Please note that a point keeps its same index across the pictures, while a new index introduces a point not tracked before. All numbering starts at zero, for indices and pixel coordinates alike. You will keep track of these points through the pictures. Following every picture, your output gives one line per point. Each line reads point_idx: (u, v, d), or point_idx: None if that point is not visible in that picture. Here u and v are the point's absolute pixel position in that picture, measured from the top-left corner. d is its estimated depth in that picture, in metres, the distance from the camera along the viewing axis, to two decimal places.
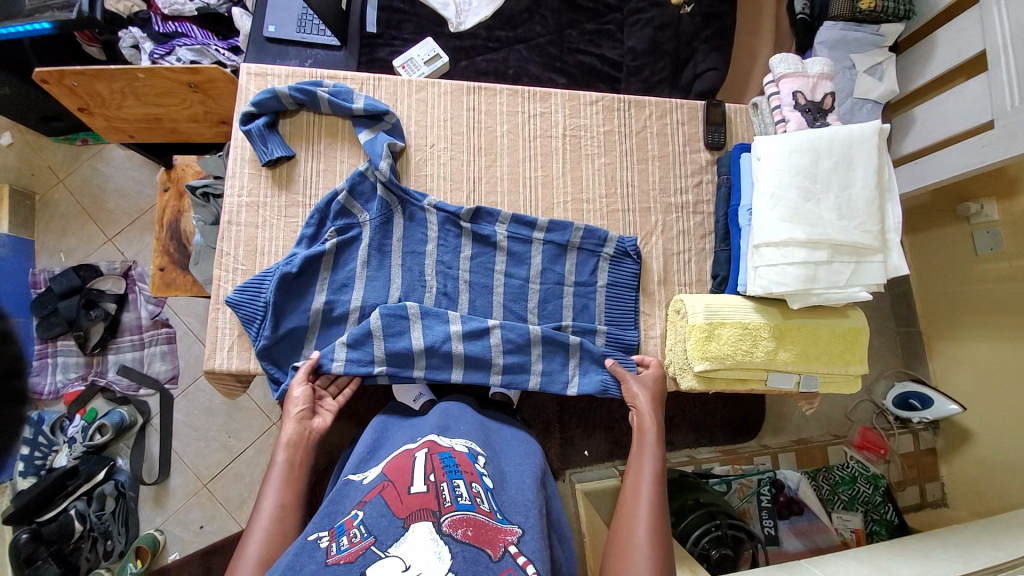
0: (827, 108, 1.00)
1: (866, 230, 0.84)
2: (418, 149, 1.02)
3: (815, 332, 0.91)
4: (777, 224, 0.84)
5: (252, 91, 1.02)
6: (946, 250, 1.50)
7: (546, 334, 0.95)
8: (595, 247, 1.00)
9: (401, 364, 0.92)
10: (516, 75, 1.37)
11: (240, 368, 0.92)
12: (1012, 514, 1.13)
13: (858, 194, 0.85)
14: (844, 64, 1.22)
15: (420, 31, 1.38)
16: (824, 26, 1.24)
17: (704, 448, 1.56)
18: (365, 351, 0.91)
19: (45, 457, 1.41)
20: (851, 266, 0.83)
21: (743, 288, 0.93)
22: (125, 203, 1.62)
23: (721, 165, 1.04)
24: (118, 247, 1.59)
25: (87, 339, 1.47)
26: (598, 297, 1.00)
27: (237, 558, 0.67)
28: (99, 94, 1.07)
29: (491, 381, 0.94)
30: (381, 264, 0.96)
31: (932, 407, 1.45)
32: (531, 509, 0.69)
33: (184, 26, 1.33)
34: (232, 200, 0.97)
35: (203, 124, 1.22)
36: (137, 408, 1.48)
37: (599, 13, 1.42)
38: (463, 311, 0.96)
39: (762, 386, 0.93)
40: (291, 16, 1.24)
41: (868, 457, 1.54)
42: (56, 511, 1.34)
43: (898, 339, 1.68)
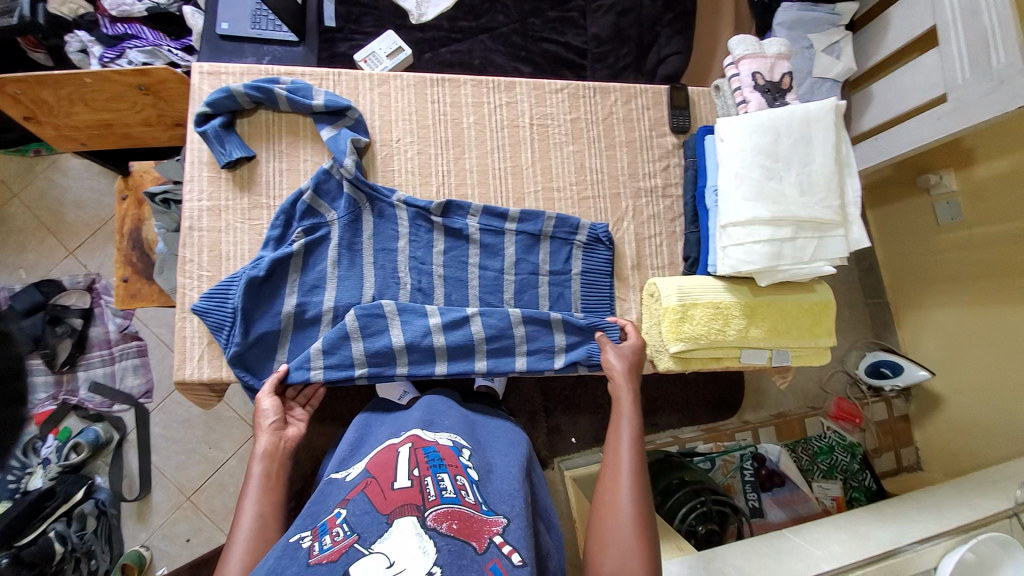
0: (785, 88, 1.01)
1: (827, 205, 0.86)
2: (384, 145, 1.01)
3: (784, 308, 0.93)
4: (741, 204, 0.85)
5: (207, 91, 0.99)
6: (910, 222, 1.55)
7: (522, 323, 0.96)
8: (568, 235, 1.01)
9: (380, 363, 0.91)
10: (482, 66, 1.36)
11: (212, 377, 0.90)
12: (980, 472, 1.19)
13: (819, 171, 0.87)
14: (802, 44, 1.24)
15: (381, 24, 1.35)
16: (781, 6, 1.28)
17: (687, 428, 1.60)
18: (343, 353, 0.90)
19: (19, 479, 1.35)
20: (814, 241, 0.85)
21: (713, 269, 0.95)
22: (84, 215, 1.56)
23: (687, 148, 1.05)
24: (80, 260, 1.53)
25: (55, 357, 1.43)
26: (573, 285, 1.01)
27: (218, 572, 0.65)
28: (45, 101, 1.02)
29: (477, 369, 0.94)
30: (352, 263, 0.95)
31: (902, 374, 1.51)
32: (516, 498, 0.70)
33: (134, 28, 1.27)
34: (192, 204, 0.94)
35: (158, 128, 1.18)
36: (112, 424, 1.44)
37: (561, 0, 1.41)
38: (440, 304, 0.96)
39: (737, 364, 0.95)
40: (244, 13, 1.21)
41: (844, 427, 1.59)
42: (33, 536, 1.26)
43: (867, 311, 1.74)
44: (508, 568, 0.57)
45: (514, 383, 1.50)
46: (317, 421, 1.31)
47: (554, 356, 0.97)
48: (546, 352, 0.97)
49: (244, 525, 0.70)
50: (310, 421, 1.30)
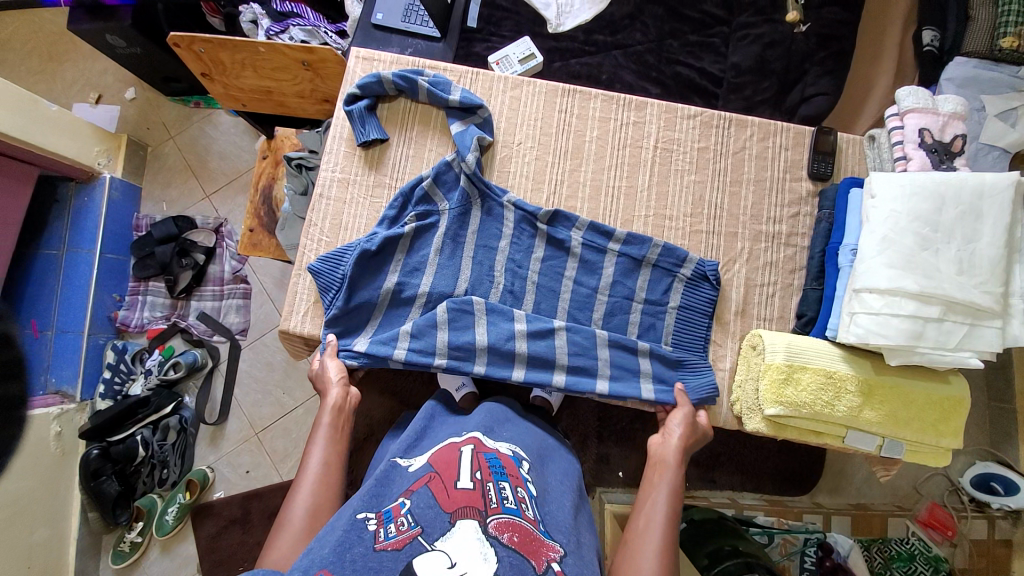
0: (956, 150, 0.91)
1: (986, 289, 0.75)
2: (505, 146, 1.03)
3: (909, 396, 0.83)
4: (883, 271, 0.76)
5: (358, 73, 1.06)
6: None
7: (608, 347, 0.93)
8: (672, 267, 0.96)
9: (462, 357, 0.92)
10: (609, 81, 1.36)
11: (312, 333, 0.96)
12: None
13: (984, 251, 0.76)
14: (973, 106, 1.13)
15: (519, 29, 1.39)
16: (956, 60, 1.17)
17: (749, 494, 1.47)
18: (429, 340, 0.92)
19: (123, 382, 1.54)
20: (965, 327, 0.75)
21: (833, 333, 0.86)
22: (225, 164, 1.74)
23: (824, 198, 0.97)
24: (214, 204, 1.72)
25: (176, 283, 1.60)
26: (668, 318, 0.96)
27: (285, 506, 0.72)
28: (221, 61, 1.15)
29: (555, 382, 0.91)
30: (454, 253, 0.97)
31: (1016, 495, 1.33)
32: (572, 531, 0.68)
33: (299, 6, 1.48)
34: (326, 174, 1.02)
35: (309, 101, 1.28)
36: (209, 352, 1.59)
37: (704, 25, 1.37)
38: (528, 311, 0.96)
39: (838, 443, 0.86)
40: (398, 6, 1.31)
41: (933, 536, 1.41)
42: (125, 434, 1.46)
43: (987, 414, 1.50)
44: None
45: (572, 402, 1.46)
46: (378, 393, 1.35)
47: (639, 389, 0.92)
48: (630, 379, 0.93)
49: (311, 469, 0.77)
50: (374, 391, 1.36)
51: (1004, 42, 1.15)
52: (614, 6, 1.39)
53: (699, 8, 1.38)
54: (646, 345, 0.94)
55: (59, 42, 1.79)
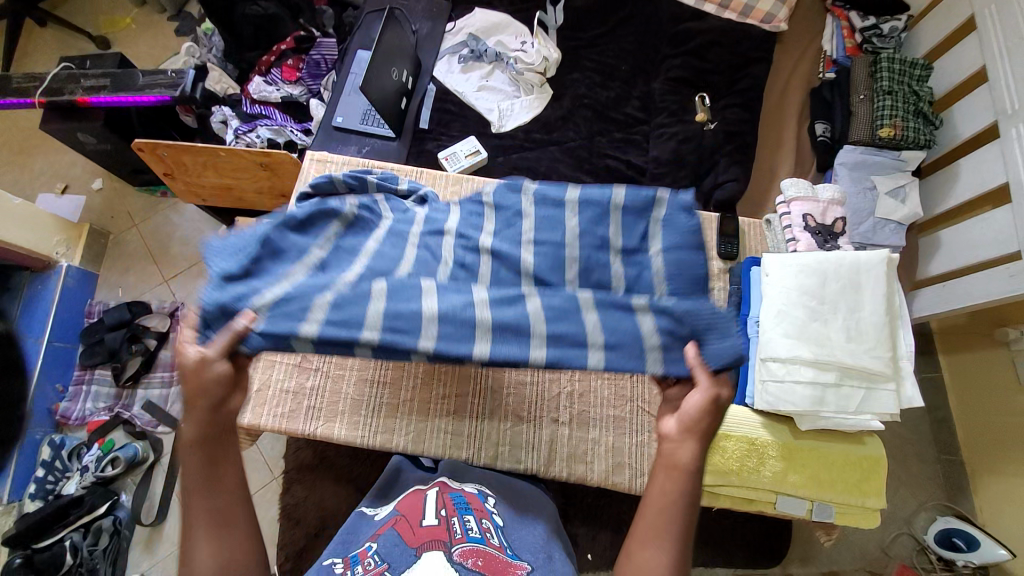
0: (837, 231, 1.06)
1: (876, 355, 0.82)
2: None
3: (829, 457, 0.87)
4: (781, 340, 0.85)
5: (312, 174, 1.15)
6: (989, 375, 1.44)
7: (599, 305, 0.68)
8: (643, 205, 0.75)
9: (398, 331, 0.65)
10: (548, 173, 1.50)
11: (251, 422, 0.95)
12: None
13: (868, 319, 0.85)
14: (865, 186, 1.34)
15: (466, 129, 1.55)
16: (845, 149, 1.40)
17: (721, 569, 1.43)
18: (353, 312, 0.66)
19: (56, 482, 1.46)
20: (862, 391, 0.82)
21: (750, 401, 0.90)
22: (187, 251, 1.79)
23: (731, 276, 1.03)
24: (172, 288, 1.74)
25: (122, 371, 1.58)
26: (654, 263, 0.73)
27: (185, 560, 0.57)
28: (184, 164, 1.24)
29: (532, 358, 0.66)
30: (398, 244, 0.77)
31: (978, 550, 1.32)
32: (539, 551, 0.70)
33: (268, 109, 1.67)
34: None
35: (265, 196, 1.36)
36: (151, 445, 1.53)
37: (628, 124, 1.57)
38: (486, 284, 0.72)
39: (771, 510, 0.89)
40: (357, 110, 1.48)
41: None
42: (52, 541, 1.34)
43: (939, 468, 1.56)
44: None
45: None
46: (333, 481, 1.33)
47: (645, 343, 0.66)
48: (634, 345, 0.66)
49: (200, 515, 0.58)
50: (331, 479, 1.32)
51: (883, 131, 1.35)
52: (550, 110, 1.58)
53: (623, 111, 1.58)
54: (640, 298, 0.69)
55: (31, 138, 1.87)
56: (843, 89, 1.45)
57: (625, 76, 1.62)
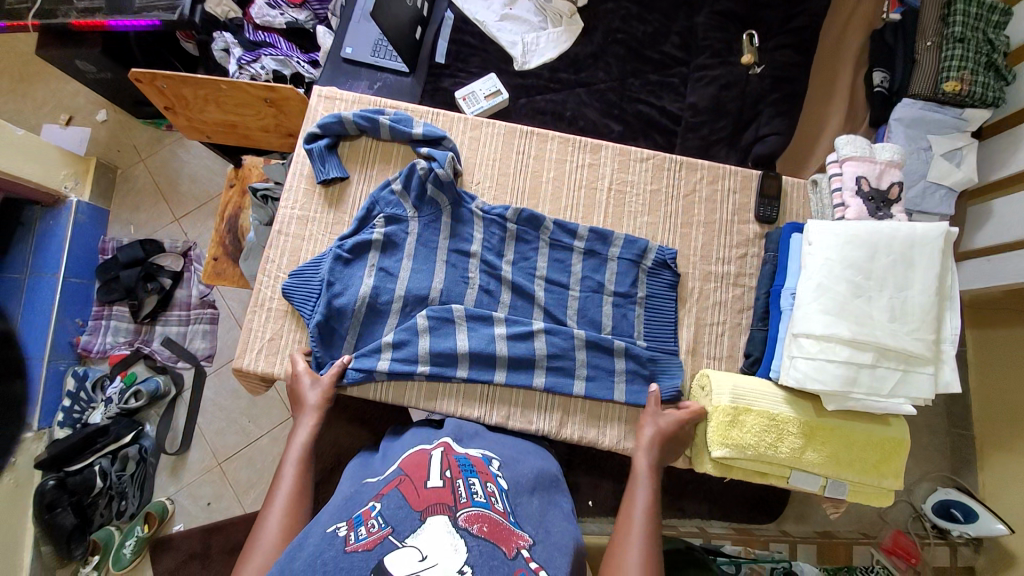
0: (893, 198, 0.95)
1: (918, 337, 0.77)
2: (467, 184, 1.02)
3: (850, 436, 0.84)
4: (819, 316, 0.79)
5: (320, 112, 1.06)
6: (1018, 356, 1.38)
7: (588, 344, 0.95)
8: (634, 258, 0.99)
9: (444, 364, 0.93)
10: (573, 118, 1.39)
11: (264, 371, 0.94)
12: None
13: (915, 299, 0.78)
14: (921, 145, 1.21)
15: (485, 65, 1.42)
16: (903, 102, 1.25)
17: (716, 523, 1.46)
18: (411, 349, 0.92)
19: (83, 411, 1.51)
20: (898, 374, 0.77)
21: (776, 375, 0.88)
22: (196, 188, 1.74)
23: (769, 241, 0.98)
24: (183, 227, 1.71)
25: (140, 308, 1.58)
26: (638, 309, 0.98)
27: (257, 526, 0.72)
28: (184, 97, 1.16)
29: (535, 384, 0.93)
30: (427, 258, 0.97)
31: (975, 522, 1.34)
32: (541, 521, 0.70)
33: (272, 36, 1.54)
34: (284, 211, 1.00)
35: (273, 135, 1.27)
36: (172, 379, 1.56)
37: (664, 65, 1.42)
38: (505, 313, 0.96)
39: (783, 484, 0.87)
40: (368, 40, 1.35)
41: (897, 564, 1.40)
42: (82, 465, 1.40)
43: (948, 441, 1.55)
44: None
45: None
46: None
47: (616, 381, 0.94)
48: (607, 377, 0.94)
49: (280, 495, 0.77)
50: None
51: (947, 86, 1.20)
52: (579, 46, 1.43)
53: (659, 49, 1.43)
54: (621, 342, 0.95)
55: (32, 63, 1.77)
56: (910, 33, 1.27)
57: (666, 7, 1.45)
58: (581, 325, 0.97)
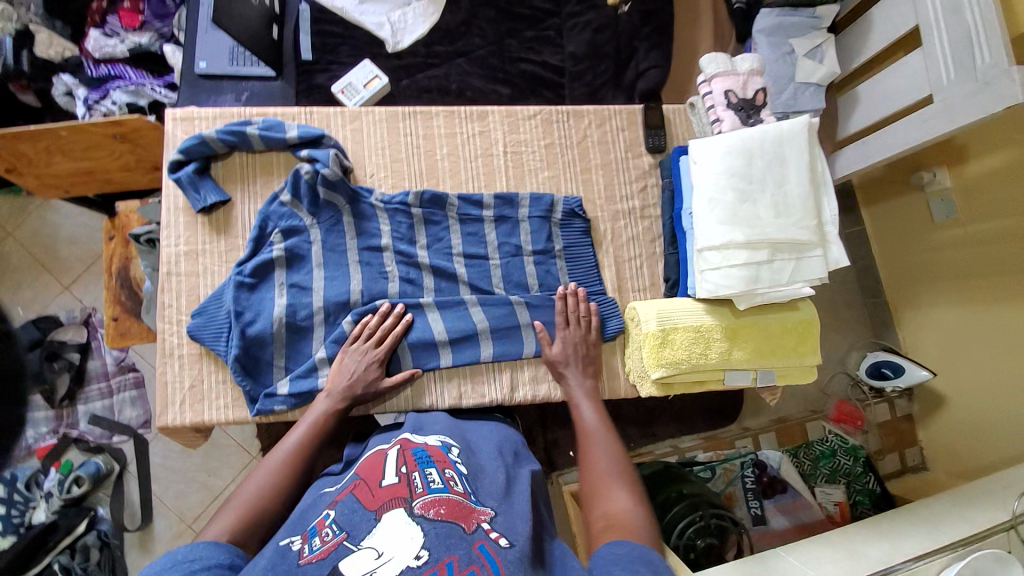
0: (759, 104, 1.00)
1: (803, 225, 0.83)
2: (362, 179, 0.99)
3: (767, 329, 0.92)
4: (716, 228, 0.84)
5: (181, 136, 0.97)
6: (907, 221, 1.54)
7: (522, 306, 0.96)
8: (545, 213, 1.00)
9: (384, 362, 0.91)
10: (460, 90, 1.36)
11: (193, 422, 0.89)
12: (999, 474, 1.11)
13: (794, 191, 0.84)
14: (783, 50, 1.27)
15: (357, 53, 1.35)
16: (761, 13, 1.29)
17: (687, 437, 1.55)
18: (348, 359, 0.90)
19: (22, 514, 1.36)
20: (792, 263, 0.83)
21: (693, 291, 0.93)
22: (78, 250, 1.57)
23: (663, 169, 1.03)
24: (76, 294, 1.54)
25: (54, 391, 1.46)
26: (559, 261, 1.00)
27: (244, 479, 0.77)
28: (24, 154, 1.03)
29: (480, 357, 0.94)
30: (338, 263, 0.93)
31: (903, 374, 1.49)
32: (504, 490, 0.71)
33: (117, 68, 1.38)
34: (169, 250, 0.93)
35: (137, 172, 1.17)
36: (113, 456, 1.44)
37: (537, 19, 1.42)
38: (432, 297, 0.95)
39: (720, 386, 0.94)
40: (222, 50, 1.24)
41: (846, 428, 1.57)
42: (40, 567, 1.30)
43: (866, 310, 1.72)
44: (496, 548, 0.59)
45: None
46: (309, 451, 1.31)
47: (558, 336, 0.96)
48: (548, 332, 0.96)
49: (239, 494, 0.73)
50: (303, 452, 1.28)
51: None
52: (449, 14, 1.39)
53: (529, 4, 1.42)
54: (552, 297, 0.97)
55: None
56: None
57: None
58: (509, 291, 0.97)
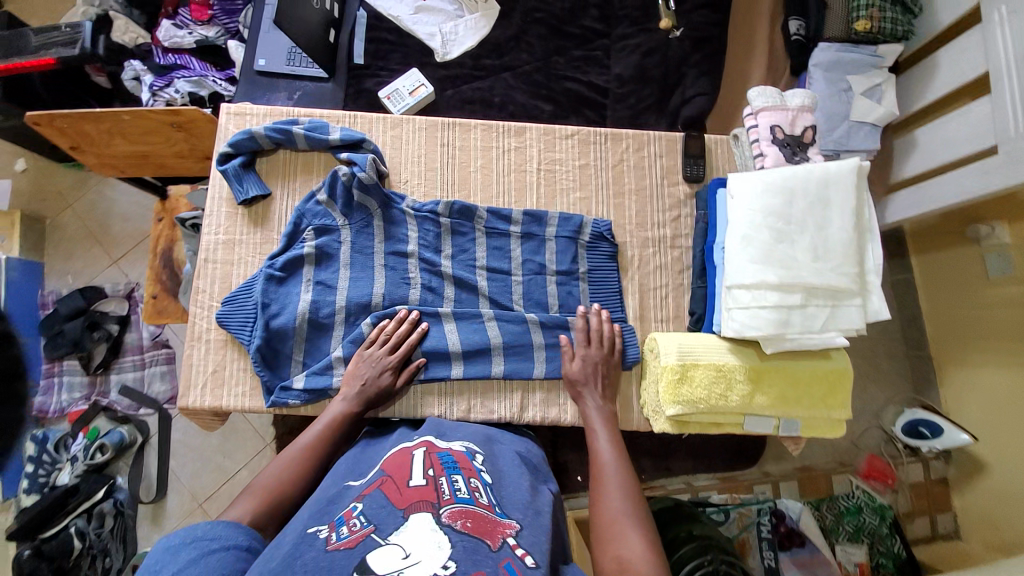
0: (807, 142, 0.97)
1: (842, 272, 0.79)
2: (396, 185, 1.01)
3: (794, 375, 0.88)
4: (748, 266, 0.81)
5: (232, 130, 1.02)
6: (959, 274, 1.45)
7: (541, 325, 0.95)
8: (572, 234, 0.99)
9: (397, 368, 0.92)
10: (502, 104, 1.38)
11: (212, 405, 0.92)
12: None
13: (835, 236, 0.81)
14: (840, 87, 1.21)
15: (407, 60, 1.39)
16: (819, 46, 1.24)
17: (703, 475, 1.50)
18: None
19: (48, 474, 1.46)
20: (827, 310, 0.80)
21: (718, 328, 0.91)
22: (129, 227, 1.67)
23: (699, 200, 1.01)
24: (123, 270, 1.65)
25: (91, 359, 1.52)
26: (582, 283, 0.99)
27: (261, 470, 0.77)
28: (88, 134, 1.10)
29: (493, 372, 0.94)
30: (365, 265, 0.95)
31: (942, 436, 1.39)
32: (528, 506, 0.70)
33: (183, 57, 1.46)
34: (208, 237, 0.97)
35: (190, 159, 1.23)
36: (137, 427, 1.51)
37: (586, 39, 1.42)
38: (452, 307, 0.96)
39: (739, 430, 0.91)
40: (280, 49, 1.30)
41: (876, 486, 1.48)
42: (57, 529, 1.36)
43: (908, 364, 1.62)
44: (523, 567, 0.57)
45: None
46: None
47: None
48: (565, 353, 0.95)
49: (257, 484, 0.74)
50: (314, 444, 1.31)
51: (858, 25, 1.20)
52: (498, 29, 1.41)
53: (579, 23, 1.43)
54: (573, 318, 0.96)
55: None
56: None
57: None
58: (529, 308, 0.97)
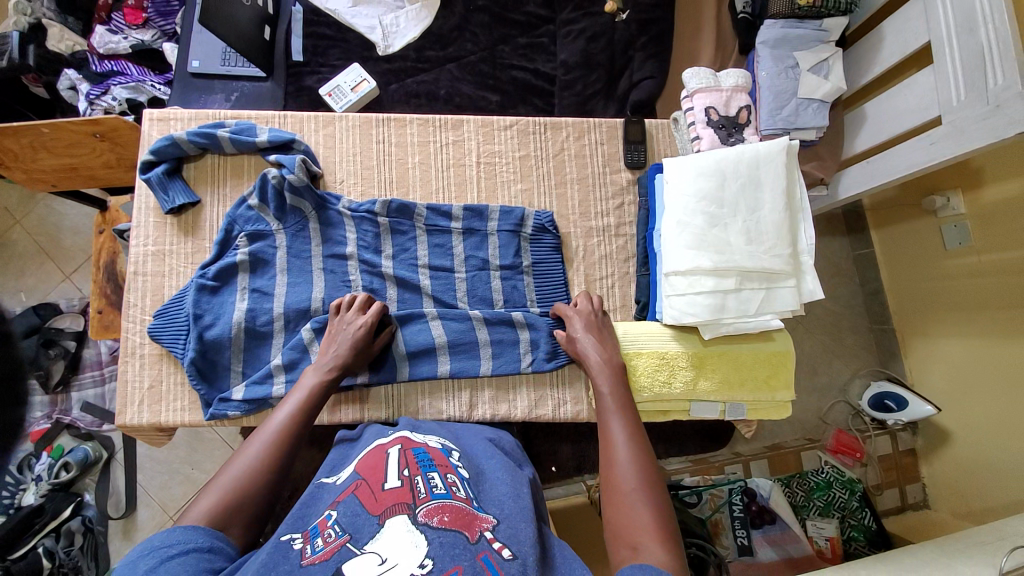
0: (742, 122, 0.97)
1: (776, 254, 0.79)
2: (331, 186, 0.98)
3: (737, 358, 0.88)
4: (683, 252, 0.80)
5: (156, 137, 0.99)
6: (916, 245, 1.46)
7: (486, 322, 0.94)
8: (514, 227, 0.98)
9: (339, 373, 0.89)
10: (448, 96, 1.35)
11: (149, 422, 0.89)
12: (1004, 524, 1.03)
13: (768, 217, 0.80)
14: (787, 64, 1.15)
15: (347, 56, 1.35)
16: (765, 23, 1.18)
17: (675, 459, 1.53)
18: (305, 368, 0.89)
19: (11, 496, 1.35)
20: (762, 292, 0.79)
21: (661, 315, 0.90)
22: (81, 240, 1.62)
23: (640, 186, 1.00)
24: (77, 283, 1.59)
25: (49, 377, 1.47)
26: (526, 277, 0.98)
27: (228, 463, 0.69)
28: (9, 149, 1.05)
29: (439, 372, 0.92)
30: (302, 270, 0.93)
31: (907, 408, 1.41)
32: (508, 495, 0.67)
33: (120, 63, 1.40)
34: (137, 250, 0.94)
35: (120, 170, 1.20)
36: (102, 443, 1.47)
37: (531, 26, 1.40)
38: (394, 309, 0.94)
39: (687, 417, 0.89)
40: (214, 50, 1.25)
41: (844, 461, 1.50)
42: (24, 550, 1.30)
43: (871, 337, 1.65)
44: (500, 561, 0.54)
45: None
46: None
47: (520, 353, 0.94)
48: (512, 348, 0.94)
49: (226, 479, 0.67)
50: None
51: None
52: (440, 20, 1.38)
53: (523, 10, 1.40)
54: (518, 313, 0.95)
55: None
56: None
57: None
58: (474, 305, 0.96)
